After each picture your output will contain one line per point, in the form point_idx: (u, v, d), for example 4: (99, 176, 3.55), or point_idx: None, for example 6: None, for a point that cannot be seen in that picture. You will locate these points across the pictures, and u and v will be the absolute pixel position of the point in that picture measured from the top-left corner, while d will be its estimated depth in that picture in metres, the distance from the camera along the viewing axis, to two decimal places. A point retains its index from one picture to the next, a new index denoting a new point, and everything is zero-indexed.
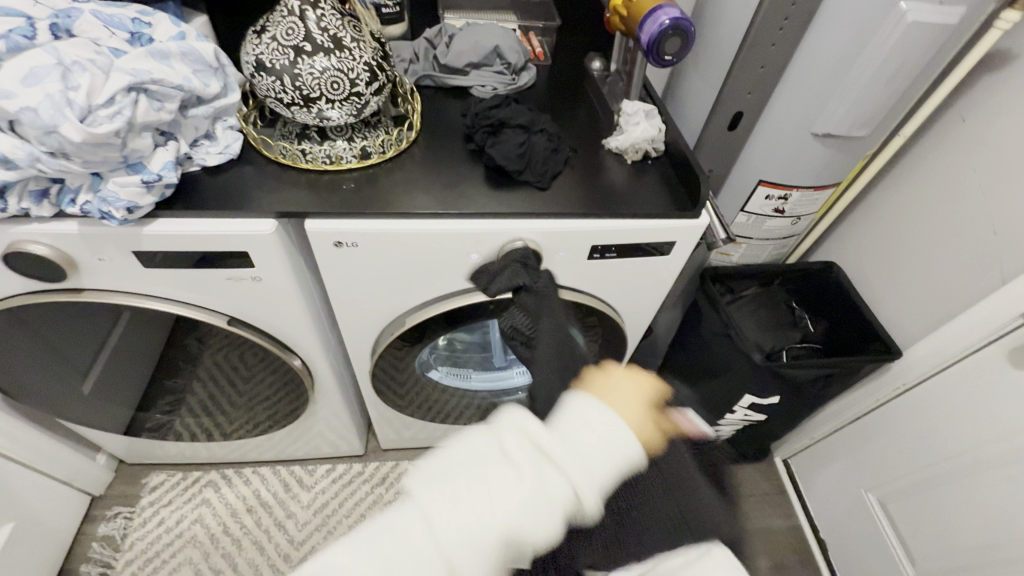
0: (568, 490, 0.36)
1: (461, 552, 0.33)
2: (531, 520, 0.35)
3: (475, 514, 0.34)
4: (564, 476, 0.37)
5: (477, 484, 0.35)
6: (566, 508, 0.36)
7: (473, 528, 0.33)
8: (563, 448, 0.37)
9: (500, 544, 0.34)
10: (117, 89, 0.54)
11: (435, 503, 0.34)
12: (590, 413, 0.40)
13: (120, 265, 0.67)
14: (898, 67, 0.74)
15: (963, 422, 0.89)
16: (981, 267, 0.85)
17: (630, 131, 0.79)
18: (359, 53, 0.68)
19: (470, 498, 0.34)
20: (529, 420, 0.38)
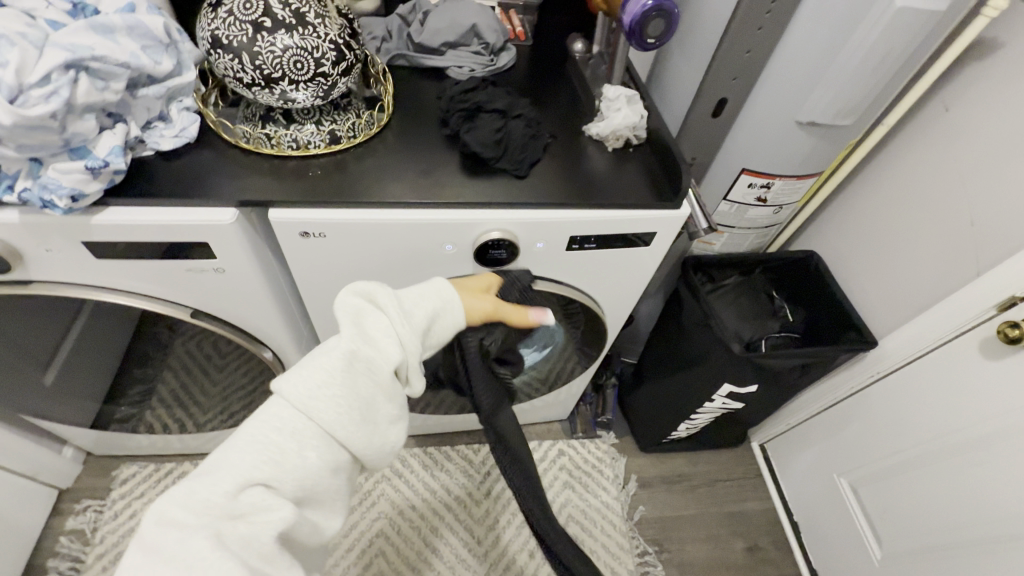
0: (392, 330, 0.49)
1: (332, 398, 0.45)
2: (370, 360, 0.48)
3: (324, 368, 0.45)
4: (389, 321, 0.50)
5: (322, 351, 0.46)
6: (399, 347, 0.49)
7: (325, 377, 0.45)
8: (390, 301, 0.51)
9: (364, 382, 0.47)
10: (52, 66, 0.49)
11: (302, 380, 0.45)
12: (412, 290, 0.55)
13: (69, 255, 0.63)
14: (885, 55, 0.72)
15: (934, 411, 0.91)
16: (957, 257, 0.85)
17: (611, 117, 0.77)
18: (324, 31, 0.64)
19: (321, 356, 0.46)
20: (363, 289, 0.51)
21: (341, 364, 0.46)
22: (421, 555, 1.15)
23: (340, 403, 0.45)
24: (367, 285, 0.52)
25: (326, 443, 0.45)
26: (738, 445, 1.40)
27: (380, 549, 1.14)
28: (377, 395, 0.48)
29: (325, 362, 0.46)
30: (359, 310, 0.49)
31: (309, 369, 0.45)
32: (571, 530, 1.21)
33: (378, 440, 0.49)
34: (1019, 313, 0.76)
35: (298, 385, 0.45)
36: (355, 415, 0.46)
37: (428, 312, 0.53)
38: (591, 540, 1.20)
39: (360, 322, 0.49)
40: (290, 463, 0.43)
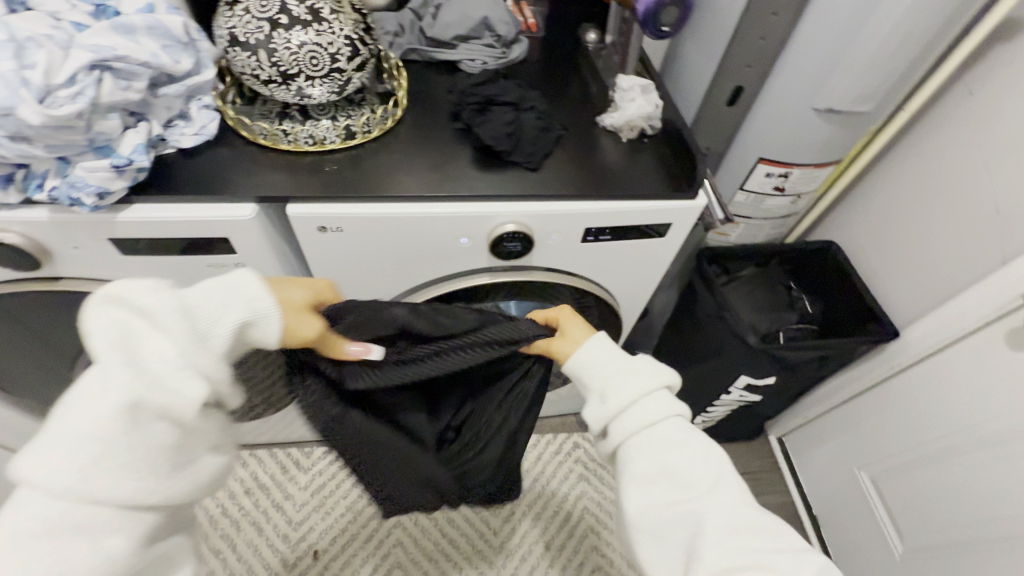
0: (168, 354, 0.42)
1: (121, 460, 0.40)
2: (164, 403, 0.41)
3: (90, 434, 0.39)
4: (173, 349, 0.43)
5: (86, 415, 0.39)
6: (195, 382, 0.43)
7: (104, 444, 0.39)
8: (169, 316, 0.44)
9: (157, 431, 0.42)
10: (78, 67, 0.51)
11: (72, 456, 0.39)
12: (201, 292, 0.47)
13: (95, 252, 0.65)
14: (906, 38, 0.70)
15: (957, 403, 0.89)
16: (981, 246, 0.83)
17: (625, 107, 0.76)
18: (338, 26, 0.64)
19: (91, 412, 0.39)
20: (123, 299, 0.43)
21: (121, 424, 0.40)
22: (438, 546, 1.16)
23: (133, 460, 0.41)
24: (121, 290, 0.43)
25: (119, 512, 0.41)
26: (755, 438, 1.39)
27: (398, 540, 1.16)
28: (174, 440, 0.43)
29: (97, 423, 0.39)
30: (123, 336, 0.41)
31: (74, 440, 0.39)
32: (587, 522, 1.21)
33: (193, 482, 0.46)
34: None
35: (62, 465, 0.39)
36: (157, 468, 0.42)
37: (230, 327, 0.47)
38: (607, 532, 1.21)
39: (128, 354, 0.41)
40: (83, 550, 0.39)
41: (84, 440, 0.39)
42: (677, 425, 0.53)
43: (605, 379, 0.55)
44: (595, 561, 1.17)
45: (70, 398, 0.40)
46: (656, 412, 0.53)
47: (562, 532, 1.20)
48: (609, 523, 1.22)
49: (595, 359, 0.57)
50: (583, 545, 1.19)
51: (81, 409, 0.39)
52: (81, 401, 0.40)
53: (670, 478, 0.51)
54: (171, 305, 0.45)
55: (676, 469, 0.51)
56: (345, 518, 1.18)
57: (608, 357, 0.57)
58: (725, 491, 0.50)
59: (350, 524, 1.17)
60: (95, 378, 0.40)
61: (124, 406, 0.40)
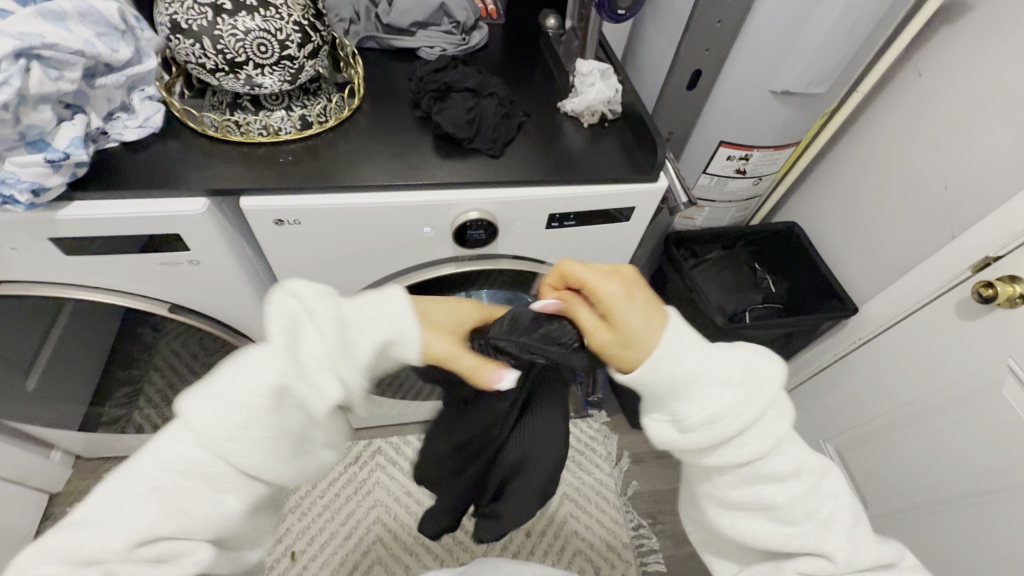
0: (323, 348, 0.37)
1: (252, 432, 0.35)
2: (305, 398, 0.36)
3: (240, 404, 0.35)
4: (326, 345, 0.37)
5: (241, 373, 0.35)
6: (336, 378, 0.37)
7: (238, 417, 0.35)
8: (327, 311, 0.38)
9: (287, 414, 0.36)
10: (2, 54, 0.47)
11: (210, 409, 0.35)
12: (356, 303, 0.42)
13: (36, 253, 0.61)
14: (857, 17, 0.71)
15: (913, 373, 0.93)
16: (932, 222, 0.86)
17: (584, 93, 0.76)
18: (287, 12, 0.62)
19: (236, 385, 0.35)
20: (302, 291, 0.39)
21: (252, 400, 0.35)
22: (418, 540, 1.15)
23: (261, 437, 0.35)
24: (302, 286, 0.40)
25: (246, 476, 0.36)
26: None
27: (378, 536, 1.15)
28: (303, 427, 0.38)
29: (249, 392, 0.35)
30: (290, 326, 0.37)
31: (219, 399, 0.35)
32: (566, 509, 1.23)
33: (306, 469, 0.40)
34: (992, 274, 0.78)
35: (208, 416, 0.35)
36: (283, 451, 0.37)
37: (376, 343, 0.41)
38: (586, 516, 1.22)
39: (291, 342, 0.37)
40: (200, 507, 0.35)
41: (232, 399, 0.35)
42: (784, 454, 0.41)
43: (682, 399, 0.40)
44: (577, 545, 1.19)
45: (237, 364, 0.36)
46: (756, 428, 0.40)
47: (542, 520, 1.21)
48: (588, 508, 1.23)
49: (661, 377, 0.39)
50: (564, 530, 1.20)
51: (238, 373, 0.35)
52: (243, 370, 0.35)
53: (761, 505, 0.41)
54: (331, 309, 0.39)
55: (772, 503, 0.41)
56: (323, 518, 1.16)
57: (688, 367, 0.40)
58: (835, 534, 0.40)
59: (328, 524, 1.15)
60: (256, 358, 0.36)
61: (265, 386, 0.35)
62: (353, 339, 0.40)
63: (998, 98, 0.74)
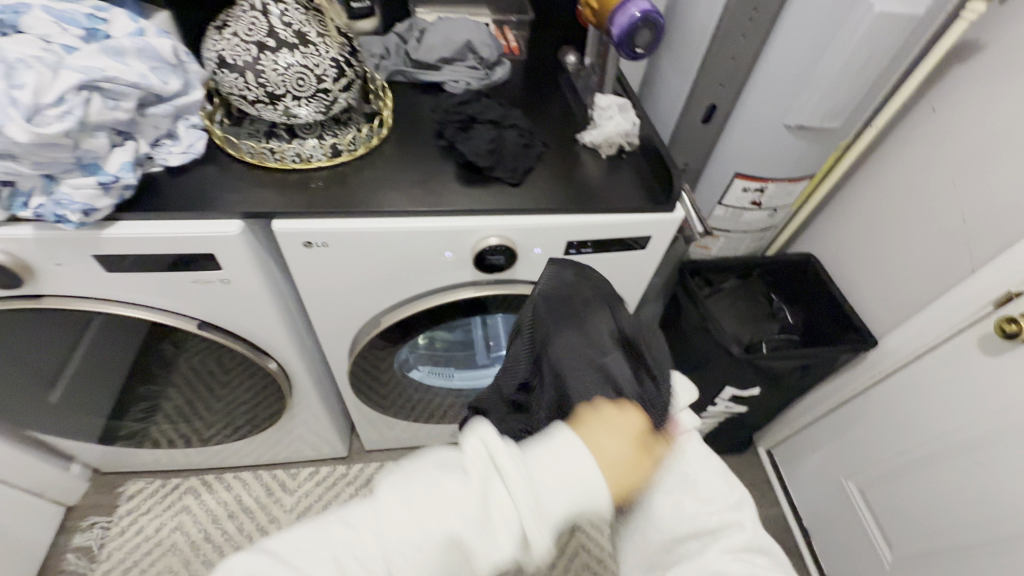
0: (512, 516, 0.29)
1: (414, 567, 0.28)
2: (476, 559, 0.29)
3: (427, 531, 0.29)
4: (520, 511, 0.29)
5: (429, 495, 0.30)
6: (516, 548, 0.29)
7: (420, 541, 0.29)
8: (521, 475, 0.30)
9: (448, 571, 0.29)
10: (66, 87, 0.52)
11: (394, 506, 0.30)
12: (541, 458, 0.32)
13: (79, 269, 0.65)
14: (869, 56, 0.74)
15: (936, 409, 0.91)
16: (951, 254, 0.86)
17: (603, 125, 0.79)
18: (325, 49, 0.66)
19: (419, 511, 0.29)
20: (490, 439, 0.32)
21: (428, 527, 0.29)
22: None
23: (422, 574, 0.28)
24: (489, 434, 0.32)
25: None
26: (744, 450, 1.39)
27: None
28: None
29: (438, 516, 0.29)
30: (483, 476, 0.31)
31: (410, 511, 0.29)
32: (578, 540, 1.20)
33: None
34: (1014, 309, 0.77)
35: (392, 517, 0.29)
36: None
37: (567, 511, 0.31)
38: (598, 549, 1.19)
39: (482, 496, 0.30)
40: None
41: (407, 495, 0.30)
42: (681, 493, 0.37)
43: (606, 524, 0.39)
44: None
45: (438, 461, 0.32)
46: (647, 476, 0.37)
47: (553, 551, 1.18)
48: (600, 541, 1.20)
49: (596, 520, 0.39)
50: (575, 563, 1.17)
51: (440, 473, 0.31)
52: (431, 489, 0.30)
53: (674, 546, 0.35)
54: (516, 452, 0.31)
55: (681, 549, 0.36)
56: None
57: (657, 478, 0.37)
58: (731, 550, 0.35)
59: None
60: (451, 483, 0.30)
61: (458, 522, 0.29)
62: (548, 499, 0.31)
63: (1013, 134, 0.75)
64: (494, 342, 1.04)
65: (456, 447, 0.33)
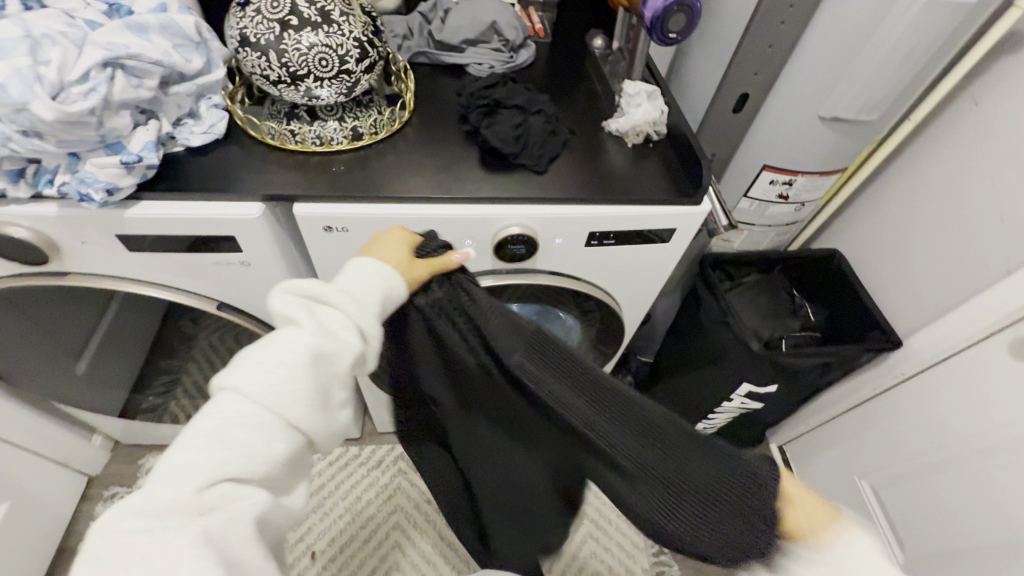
0: (349, 320, 0.45)
1: (275, 392, 0.41)
2: (335, 353, 0.44)
3: (285, 365, 0.41)
4: (343, 312, 0.45)
5: (279, 348, 0.42)
6: (360, 337, 0.46)
7: (286, 376, 0.41)
8: (336, 292, 0.46)
9: (314, 369, 0.43)
10: (91, 64, 0.51)
11: (244, 383, 0.41)
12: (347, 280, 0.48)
13: (102, 247, 0.65)
14: (913, 46, 0.70)
15: (959, 412, 0.89)
16: (985, 256, 0.83)
17: (630, 113, 0.77)
18: (348, 29, 0.65)
19: (269, 363, 0.41)
20: (295, 282, 0.46)
21: (282, 358, 0.42)
22: (436, 548, 1.15)
23: (287, 391, 0.42)
24: (296, 282, 0.46)
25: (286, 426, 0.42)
26: (757, 446, 1.39)
27: (396, 543, 1.16)
28: (335, 382, 0.45)
29: (291, 350, 0.42)
30: (308, 305, 0.45)
31: (272, 364, 0.41)
32: (586, 528, 1.20)
33: (335, 420, 0.47)
34: None
35: (254, 378, 0.41)
36: (308, 400, 0.43)
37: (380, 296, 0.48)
38: (606, 537, 1.19)
39: (315, 321, 0.44)
40: (256, 453, 0.41)
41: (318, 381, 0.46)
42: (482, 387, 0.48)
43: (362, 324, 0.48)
44: (595, 567, 1.16)
45: (260, 343, 0.43)
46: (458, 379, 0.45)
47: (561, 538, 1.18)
48: (609, 529, 1.20)
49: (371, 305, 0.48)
50: (582, 551, 1.17)
51: (262, 348, 0.42)
52: (277, 348, 0.42)
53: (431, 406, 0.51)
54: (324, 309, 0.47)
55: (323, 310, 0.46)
56: (343, 520, 1.17)
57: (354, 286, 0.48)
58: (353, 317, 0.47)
59: (349, 524, 1.17)
60: (286, 335, 0.43)
61: (311, 352, 0.42)
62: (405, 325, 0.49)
63: None
64: None
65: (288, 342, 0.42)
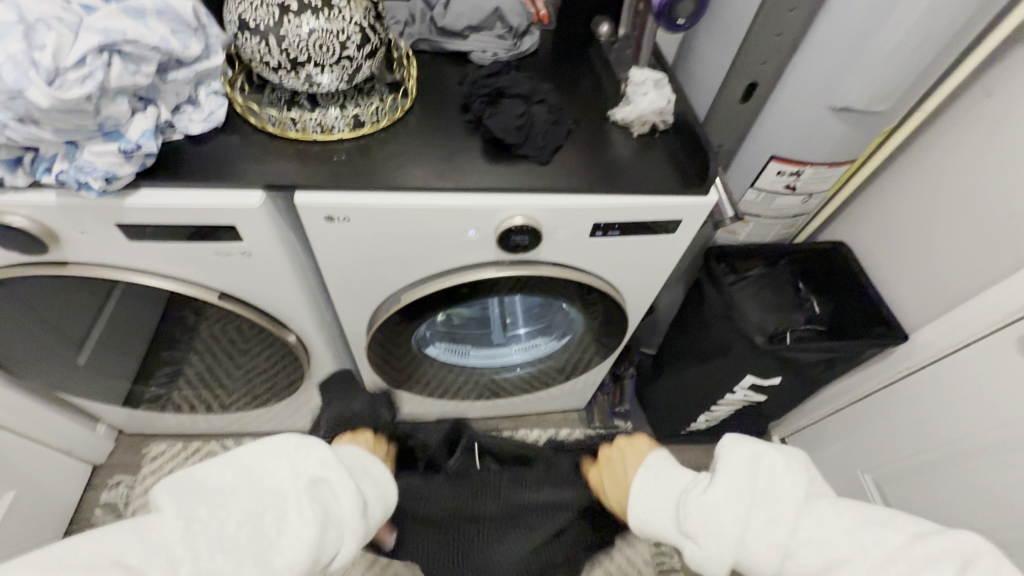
0: (316, 490, 0.45)
1: (216, 532, 0.40)
2: (291, 515, 0.43)
3: (234, 510, 0.42)
4: (335, 540, 0.45)
5: (241, 487, 0.44)
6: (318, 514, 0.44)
7: (230, 513, 0.42)
8: (335, 484, 0.47)
9: (256, 524, 0.42)
10: (86, 49, 0.50)
11: (187, 504, 0.41)
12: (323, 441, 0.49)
13: (102, 237, 0.64)
14: (928, 33, 0.68)
15: (964, 407, 0.88)
16: (995, 250, 0.81)
17: (637, 101, 0.75)
18: (349, 14, 0.63)
19: (217, 503, 0.42)
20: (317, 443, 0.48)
21: (256, 514, 0.43)
22: None
23: (226, 536, 0.40)
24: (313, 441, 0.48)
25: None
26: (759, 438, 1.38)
27: None
28: (277, 550, 0.41)
29: (258, 554, 0.41)
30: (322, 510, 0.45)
31: (217, 550, 0.40)
32: None
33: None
34: None
35: (191, 533, 0.40)
36: (236, 560, 0.40)
37: (330, 469, 0.47)
38: None
39: (275, 464, 0.46)
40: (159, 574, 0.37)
41: (811, 531, 0.44)
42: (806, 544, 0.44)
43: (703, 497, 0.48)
44: (596, 557, 1.16)
45: (252, 483, 0.45)
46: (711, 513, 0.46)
47: None
48: None
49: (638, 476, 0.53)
50: None
51: (249, 498, 0.44)
52: (240, 483, 0.44)
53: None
54: (671, 508, 0.50)
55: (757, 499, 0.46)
56: None
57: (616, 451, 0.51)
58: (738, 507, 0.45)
59: None
60: (271, 520, 0.43)
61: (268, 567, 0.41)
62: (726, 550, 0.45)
63: None
64: (511, 321, 1.05)
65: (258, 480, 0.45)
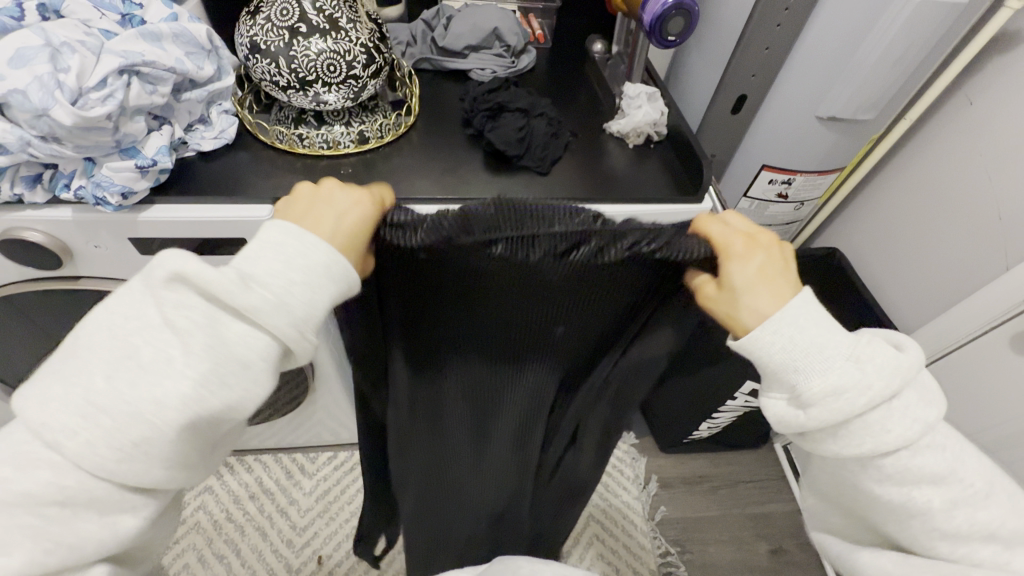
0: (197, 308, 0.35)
1: (94, 401, 0.34)
2: (164, 351, 0.35)
3: (105, 372, 0.34)
4: (264, 338, 0.36)
5: (99, 349, 0.35)
6: (206, 323, 0.35)
7: (109, 376, 0.34)
8: (210, 286, 0.35)
9: (128, 375, 0.34)
10: (108, 71, 0.52)
11: (51, 394, 0.34)
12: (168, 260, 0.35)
13: (114, 251, 0.66)
14: (906, 47, 0.72)
15: (964, 409, 0.89)
16: (985, 253, 0.84)
17: (632, 115, 0.78)
18: (355, 35, 0.66)
19: (81, 367, 0.35)
20: (168, 261, 0.35)
21: (128, 359, 0.34)
22: None
23: (111, 397, 0.34)
24: (176, 260, 0.35)
25: (118, 496, 0.36)
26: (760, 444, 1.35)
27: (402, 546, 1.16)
28: (171, 380, 0.34)
29: (155, 391, 0.34)
30: (208, 319, 0.35)
31: (99, 412, 0.34)
32: (592, 530, 1.20)
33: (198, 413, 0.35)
34: None
35: (58, 411, 0.34)
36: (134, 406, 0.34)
37: (207, 272, 0.35)
38: (612, 539, 1.19)
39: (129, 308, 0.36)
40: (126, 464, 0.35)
41: (946, 443, 0.41)
42: (934, 449, 0.40)
43: (841, 366, 0.38)
44: (602, 568, 1.15)
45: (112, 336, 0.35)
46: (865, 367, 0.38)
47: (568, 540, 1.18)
48: (614, 531, 1.20)
49: (779, 341, 0.39)
50: (589, 553, 1.17)
51: (113, 345, 0.35)
52: (98, 345, 0.35)
53: (911, 508, 0.41)
54: (844, 349, 0.39)
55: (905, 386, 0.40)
56: (350, 523, 1.17)
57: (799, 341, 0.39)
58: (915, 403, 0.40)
59: (354, 530, 1.16)
60: (149, 354, 0.34)
61: (177, 397, 0.34)
62: (863, 409, 0.38)
63: None
64: None
65: (119, 336, 0.35)
